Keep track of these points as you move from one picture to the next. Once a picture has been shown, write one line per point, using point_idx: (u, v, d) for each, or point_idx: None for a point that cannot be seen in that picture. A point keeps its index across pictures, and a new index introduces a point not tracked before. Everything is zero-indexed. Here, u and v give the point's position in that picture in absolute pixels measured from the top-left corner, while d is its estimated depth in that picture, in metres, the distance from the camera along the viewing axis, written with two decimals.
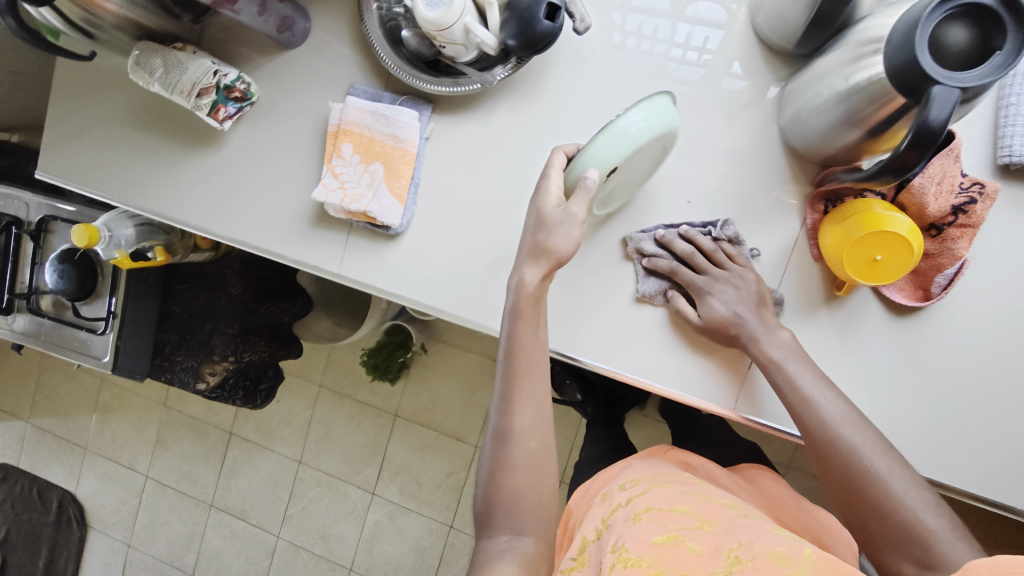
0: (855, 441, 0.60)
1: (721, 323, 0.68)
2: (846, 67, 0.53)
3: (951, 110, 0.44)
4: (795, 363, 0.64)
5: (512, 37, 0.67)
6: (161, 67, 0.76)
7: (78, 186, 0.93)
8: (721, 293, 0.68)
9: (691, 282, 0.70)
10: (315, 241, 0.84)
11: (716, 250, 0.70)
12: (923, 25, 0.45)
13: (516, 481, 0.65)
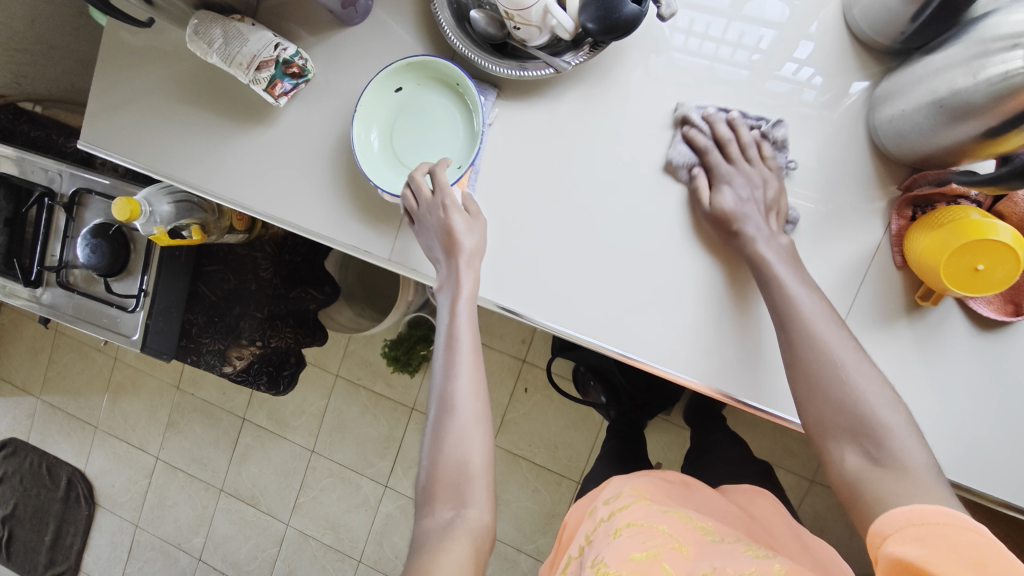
0: (828, 338, 0.60)
1: (726, 216, 0.68)
2: (973, 61, 0.52)
3: None
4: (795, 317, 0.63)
5: (592, 21, 0.64)
6: (221, 38, 0.73)
7: (123, 158, 0.91)
8: (737, 181, 0.68)
9: (717, 165, 0.69)
10: (364, 226, 0.82)
11: (751, 144, 0.69)
12: None
13: (459, 441, 0.65)
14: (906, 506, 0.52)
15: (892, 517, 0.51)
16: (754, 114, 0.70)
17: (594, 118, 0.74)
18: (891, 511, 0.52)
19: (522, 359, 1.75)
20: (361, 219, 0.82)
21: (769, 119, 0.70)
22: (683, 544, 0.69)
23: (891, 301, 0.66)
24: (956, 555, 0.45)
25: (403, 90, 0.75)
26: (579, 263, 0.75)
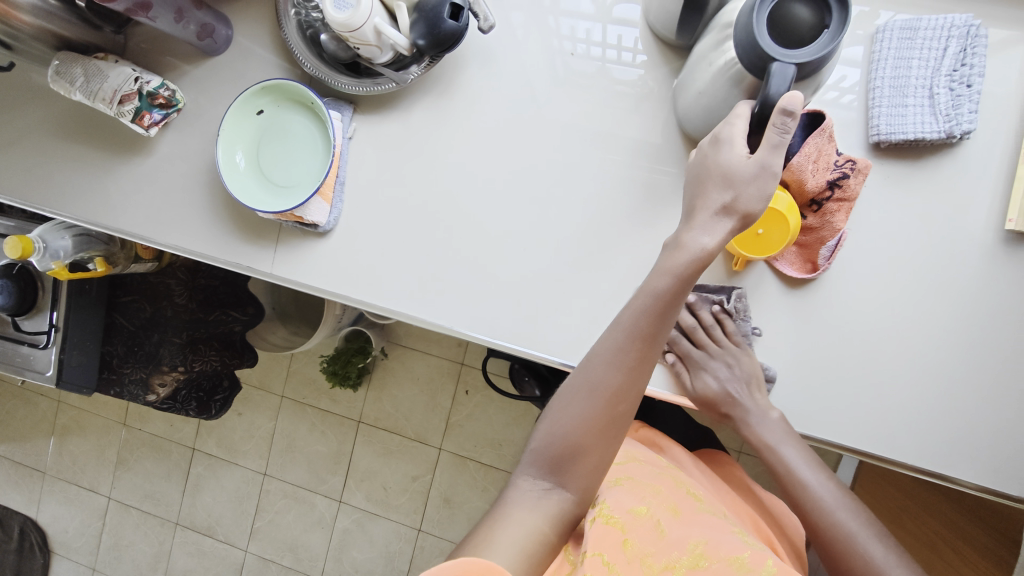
0: (843, 519, 0.64)
1: (711, 397, 0.70)
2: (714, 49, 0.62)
3: (786, 85, 0.53)
4: (787, 446, 0.68)
5: (422, 37, 0.70)
6: (82, 76, 0.77)
7: (10, 198, 0.93)
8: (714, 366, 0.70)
9: (689, 355, 0.71)
10: (245, 243, 0.85)
11: (712, 326, 0.70)
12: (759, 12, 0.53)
13: (594, 452, 0.65)
14: None
15: None
16: (584, 115, 0.78)
17: (444, 125, 0.81)
18: None
19: (460, 363, 1.85)
20: (241, 236, 0.86)
21: (598, 118, 0.78)
22: (676, 506, 0.73)
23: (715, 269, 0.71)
24: None
25: (264, 112, 0.79)
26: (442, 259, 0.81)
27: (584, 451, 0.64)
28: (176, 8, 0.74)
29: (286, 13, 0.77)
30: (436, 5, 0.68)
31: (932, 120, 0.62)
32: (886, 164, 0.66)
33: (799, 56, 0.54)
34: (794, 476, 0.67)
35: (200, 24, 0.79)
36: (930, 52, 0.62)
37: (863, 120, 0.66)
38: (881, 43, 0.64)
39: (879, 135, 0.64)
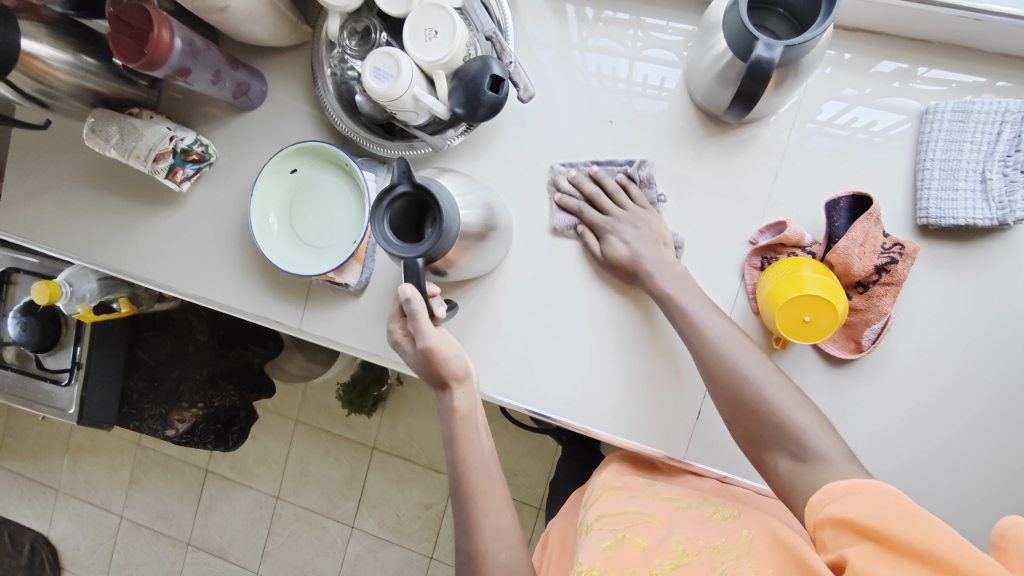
0: (738, 356, 0.63)
1: (620, 261, 0.72)
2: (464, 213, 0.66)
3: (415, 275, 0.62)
4: (734, 346, 0.64)
5: (459, 106, 0.69)
6: (117, 134, 0.77)
7: (39, 245, 0.93)
8: (622, 229, 0.72)
9: (595, 222, 0.74)
10: (275, 298, 0.85)
11: (619, 192, 0.74)
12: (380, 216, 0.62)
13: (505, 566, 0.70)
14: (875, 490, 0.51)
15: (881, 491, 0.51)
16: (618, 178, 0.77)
17: None
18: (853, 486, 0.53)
19: None
20: (270, 291, 0.85)
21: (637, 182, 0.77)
22: (655, 517, 0.70)
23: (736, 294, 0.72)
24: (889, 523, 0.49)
25: (298, 171, 0.79)
26: (473, 321, 0.80)
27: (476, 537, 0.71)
28: (214, 69, 0.73)
29: (323, 77, 0.78)
30: (476, 76, 0.67)
31: (984, 206, 0.61)
32: (933, 245, 0.65)
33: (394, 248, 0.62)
34: (692, 321, 0.66)
35: (236, 83, 0.78)
36: (983, 137, 0.61)
37: (910, 198, 0.66)
38: (931, 124, 0.64)
39: (928, 218, 0.63)
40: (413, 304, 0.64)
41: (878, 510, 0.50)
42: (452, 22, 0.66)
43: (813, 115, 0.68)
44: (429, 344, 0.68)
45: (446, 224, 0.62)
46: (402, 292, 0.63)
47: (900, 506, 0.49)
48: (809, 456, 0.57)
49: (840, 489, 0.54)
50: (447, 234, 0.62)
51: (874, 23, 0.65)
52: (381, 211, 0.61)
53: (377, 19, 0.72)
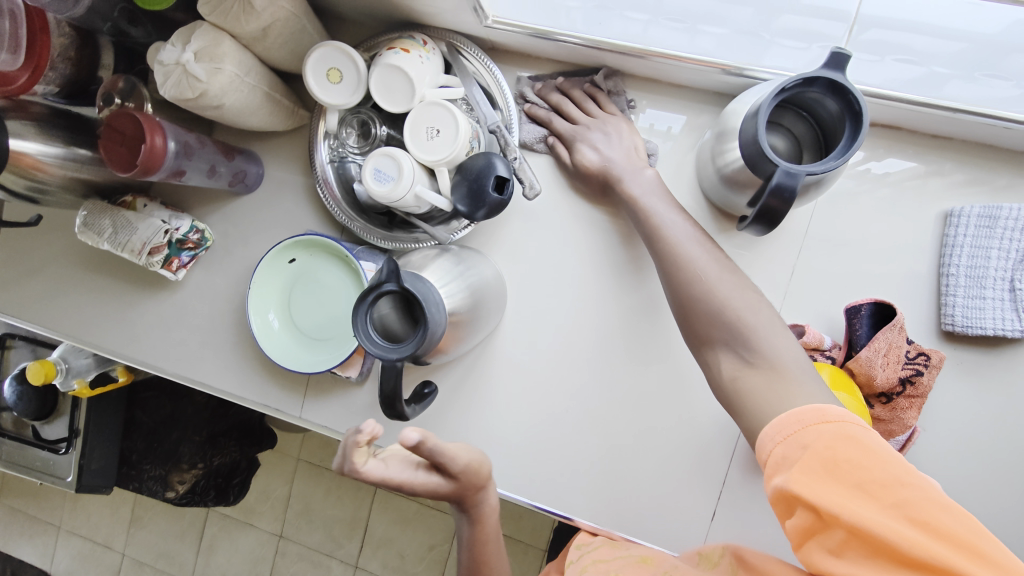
0: (691, 257, 0.60)
1: (591, 169, 0.70)
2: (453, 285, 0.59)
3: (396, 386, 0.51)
4: (653, 198, 0.66)
5: (462, 203, 0.66)
6: (111, 228, 0.75)
7: (33, 325, 0.91)
8: (594, 139, 0.70)
9: (564, 131, 0.72)
10: (274, 385, 0.83)
11: (586, 102, 0.72)
12: (364, 317, 0.51)
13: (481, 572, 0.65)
14: (783, 418, 0.47)
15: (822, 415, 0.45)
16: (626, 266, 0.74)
17: None
18: (767, 429, 0.48)
19: None
20: (270, 378, 0.83)
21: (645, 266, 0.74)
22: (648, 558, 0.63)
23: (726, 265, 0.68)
24: (821, 460, 0.42)
25: (297, 261, 0.76)
26: (479, 412, 0.77)
27: None
28: (210, 165, 0.72)
29: (322, 165, 0.74)
30: (479, 175, 0.64)
31: (1013, 317, 0.59)
32: (958, 350, 0.63)
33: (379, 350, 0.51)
34: (654, 224, 0.64)
35: (233, 172, 0.76)
36: (1012, 244, 0.59)
37: (936, 305, 0.63)
38: (956, 228, 0.61)
39: (954, 325, 0.61)
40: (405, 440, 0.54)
41: (812, 477, 0.42)
42: (454, 120, 0.64)
43: (830, 211, 0.66)
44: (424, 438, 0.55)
45: (433, 328, 0.51)
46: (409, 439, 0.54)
47: (838, 467, 0.42)
48: (757, 359, 0.53)
49: (779, 438, 0.46)
50: (434, 338, 0.51)
51: (895, 122, 0.62)
52: (361, 315, 0.50)
53: (375, 112, 0.70)
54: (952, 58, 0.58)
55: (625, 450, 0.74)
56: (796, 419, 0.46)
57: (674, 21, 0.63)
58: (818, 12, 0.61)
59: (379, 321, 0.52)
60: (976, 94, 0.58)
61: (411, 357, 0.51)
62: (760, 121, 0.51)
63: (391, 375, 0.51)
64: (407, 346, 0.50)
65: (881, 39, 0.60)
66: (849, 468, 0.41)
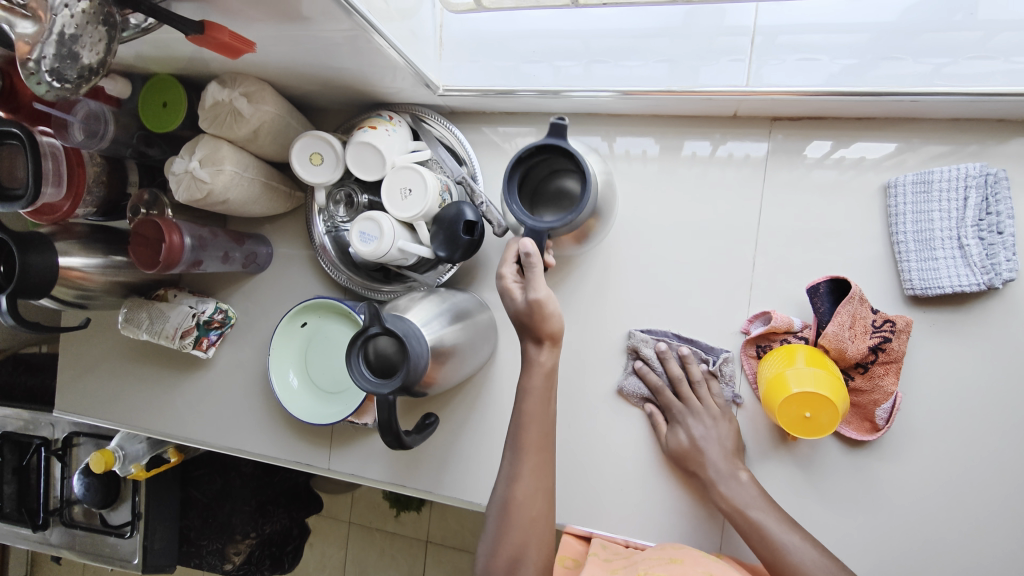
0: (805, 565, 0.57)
1: (685, 452, 0.69)
2: (434, 316, 0.66)
3: (395, 416, 0.57)
4: (758, 508, 0.63)
5: (441, 247, 0.73)
6: (147, 320, 0.85)
7: (91, 418, 1.02)
8: (693, 424, 0.70)
9: (670, 406, 0.71)
10: (302, 441, 0.90)
11: (682, 382, 0.72)
12: (357, 358, 0.57)
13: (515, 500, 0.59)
14: None
15: None
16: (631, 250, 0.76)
17: None
18: None
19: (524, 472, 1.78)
20: (297, 435, 0.90)
21: (630, 257, 0.76)
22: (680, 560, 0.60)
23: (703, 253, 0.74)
24: None
25: (308, 323, 0.85)
26: (489, 441, 0.82)
27: (493, 533, 0.59)
28: (224, 252, 0.82)
29: (318, 235, 0.83)
30: (452, 221, 0.72)
31: (968, 272, 0.61)
32: (928, 312, 0.65)
33: (372, 384, 0.56)
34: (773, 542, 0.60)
35: (245, 254, 0.87)
36: (951, 204, 0.61)
37: (894, 272, 0.66)
38: (897, 198, 0.64)
39: (914, 289, 0.63)
40: (531, 259, 0.56)
41: None
42: (423, 178, 0.72)
43: (776, 202, 0.71)
44: (540, 297, 0.56)
45: (416, 362, 0.57)
46: (522, 246, 0.55)
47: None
48: None
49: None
50: (418, 369, 0.57)
51: (819, 113, 0.67)
52: (353, 356, 0.57)
53: (356, 185, 0.79)
54: (856, 49, 0.64)
55: (631, 456, 0.76)
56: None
57: (603, 62, 0.70)
58: (730, 32, 0.67)
59: (372, 358, 0.57)
60: (881, 78, 0.63)
61: (402, 387, 0.56)
62: (506, 188, 0.57)
63: (385, 407, 0.56)
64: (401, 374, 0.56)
65: (787, 44, 0.66)
66: None
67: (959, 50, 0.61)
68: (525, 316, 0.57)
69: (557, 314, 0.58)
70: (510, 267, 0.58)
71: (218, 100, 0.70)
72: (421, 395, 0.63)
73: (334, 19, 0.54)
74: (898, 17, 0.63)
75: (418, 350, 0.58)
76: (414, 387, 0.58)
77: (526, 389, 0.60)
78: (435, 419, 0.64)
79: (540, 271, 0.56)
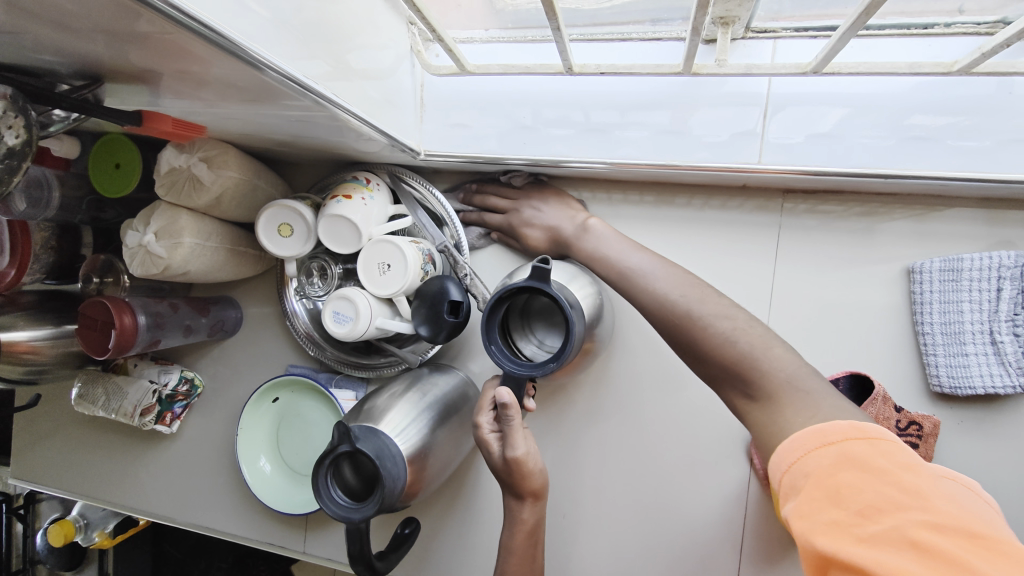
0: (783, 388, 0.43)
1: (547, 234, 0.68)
2: (416, 414, 0.59)
3: (367, 545, 0.50)
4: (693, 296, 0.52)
5: (421, 327, 0.66)
6: (104, 396, 0.79)
7: (49, 488, 0.94)
8: (545, 211, 0.69)
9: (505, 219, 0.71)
10: (277, 521, 0.83)
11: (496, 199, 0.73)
12: (326, 479, 0.51)
13: None
14: (790, 442, 0.38)
15: (819, 435, 0.37)
16: (630, 327, 0.71)
17: None
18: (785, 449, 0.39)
19: None
20: (272, 515, 0.83)
21: (626, 334, 0.71)
22: None
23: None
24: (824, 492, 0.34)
25: (280, 399, 0.78)
26: (477, 528, 0.76)
27: None
28: (186, 325, 0.75)
29: (293, 310, 0.77)
30: (434, 301, 0.65)
31: (1001, 371, 0.56)
32: (956, 409, 0.59)
33: (342, 510, 0.50)
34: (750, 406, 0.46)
35: (211, 322, 0.80)
36: (983, 296, 0.56)
37: (918, 364, 0.61)
38: (922, 284, 0.59)
39: (942, 386, 0.58)
40: (509, 409, 0.52)
41: (812, 509, 0.34)
42: (402, 253, 0.65)
43: (787, 282, 0.65)
44: (518, 455, 0.53)
45: (390, 485, 0.50)
46: (498, 397, 0.52)
47: (834, 491, 0.34)
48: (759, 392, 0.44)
49: (784, 466, 0.38)
50: (394, 492, 0.51)
51: (834, 189, 0.61)
52: (321, 479, 0.51)
53: (329, 255, 0.72)
54: (875, 122, 0.58)
55: (632, 548, 0.71)
56: (796, 445, 0.38)
57: (595, 128, 0.64)
58: (735, 99, 0.61)
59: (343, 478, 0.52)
60: (902, 156, 0.57)
61: (375, 515, 0.50)
62: (484, 331, 0.53)
63: (355, 538, 0.50)
64: (373, 501, 0.49)
65: (796, 117, 0.60)
66: (850, 496, 0.33)
67: (990, 127, 0.55)
68: (505, 474, 0.55)
69: (538, 470, 0.55)
70: (487, 415, 0.56)
71: (175, 166, 0.62)
72: (400, 510, 0.56)
73: (291, 98, 0.48)
74: (922, 89, 0.57)
75: (394, 468, 0.52)
76: (390, 510, 0.52)
77: (504, 547, 0.57)
78: (416, 532, 0.58)
79: (519, 428, 0.53)
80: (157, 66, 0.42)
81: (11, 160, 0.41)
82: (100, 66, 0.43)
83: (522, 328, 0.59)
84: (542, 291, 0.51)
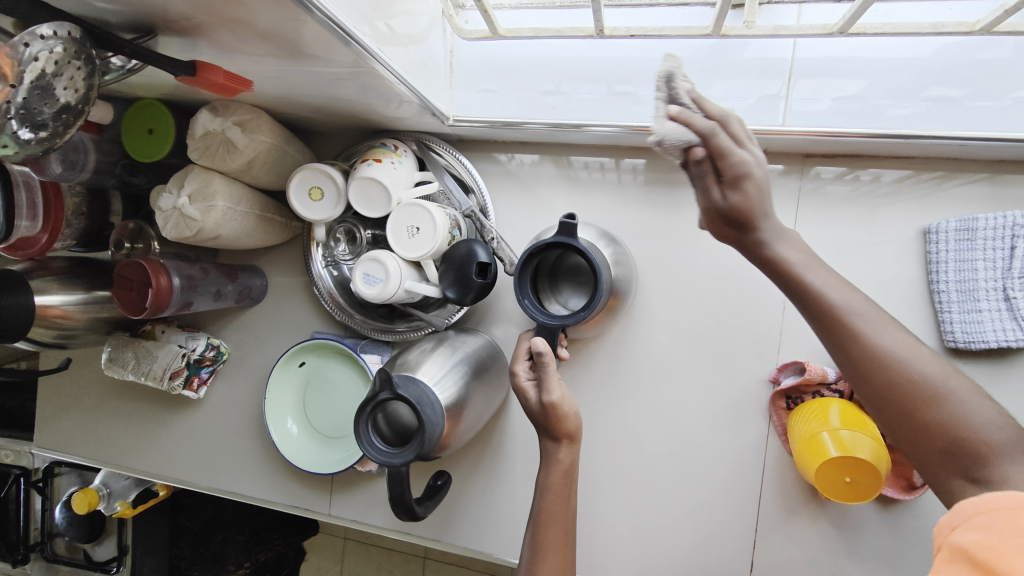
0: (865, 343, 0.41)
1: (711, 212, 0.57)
2: (448, 370, 0.61)
3: (406, 489, 0.52)
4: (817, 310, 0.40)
5: (450, 288, 0.68)
6: (134, 360, 0.80)
7: (73, 456, 0.96)
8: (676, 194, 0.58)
9: None
10: (302, 484, 0.85)
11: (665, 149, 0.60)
12: (365, 427, 0.53)
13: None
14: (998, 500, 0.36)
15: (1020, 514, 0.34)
16: (652, 289, 0.73)
17: None
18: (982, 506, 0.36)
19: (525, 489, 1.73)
20: (297, 479, 0.85)
21: (648, 296, 0.73)
22: None
23: (728, 296, 0.71)
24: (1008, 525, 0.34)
25: (306, 363, 0.80)
26: (502, 487, 0.78)
27: None
28: (215, 290, 0.77)
29: (319, 275, 0.78)
30: (464, 262, 0.67)
31: (1014, 326, 0.58)
32: (969, 364, 0.62)
33: (382, 456, 0.52)
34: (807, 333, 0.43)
35: (238, 289, 0.81)
36: (996, 254, 0.58)
37: (933, 322, 0.63)
38: (938, 244, 0.61)
39: (956, 342, 0.61)
40: (543, 357, 0.56)
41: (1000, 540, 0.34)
42: (431, 216, 0.67)
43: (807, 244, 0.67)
44: (553, 399, 0.57)
45: (430, 431, 0.52)
46: (533, 347, 0.56)
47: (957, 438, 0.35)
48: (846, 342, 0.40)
49: (980, 509, 0.36)
50: (433, 438, 0.53)
51: (853, 152, 0.63)
52: (362, 424, 0.53)
53: (357, 220, 0.74)
54: (894, 86, 0.60)
55: (653, 505, 0.73)
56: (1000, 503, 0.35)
57: (622, 93, 0.66)
58: (758, 64, 0.63)
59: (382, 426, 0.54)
60: (921, 118, 0.59)
61: (416, 459, 0.52)
62: (516, 284, 0.56)
63: (397, 480, 0.52)
64: (412, 447, 0.51)
65: (818, 82, 0.62)
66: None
67: (1007, 90, 0.57)
68: (541, 418, 0.59)
69: (573, 413, 0.59)
70: (524, 363, 0.61)
71: (210, 130, 0.63)
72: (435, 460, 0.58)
73: (333, 52, 0.49)
74: (941, 53, 0.58)
75: (431, 417, 0.53)
76: (427, 458, 0.53)
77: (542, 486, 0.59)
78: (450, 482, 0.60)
79: (553, 374, 0.57)
80: (208, 13, 0.43)
81: (67, 116, 0.43)
82: (152, 15, 0.44)
83: (551, 286, 0.62)
84: (571, 244, 0.53)
